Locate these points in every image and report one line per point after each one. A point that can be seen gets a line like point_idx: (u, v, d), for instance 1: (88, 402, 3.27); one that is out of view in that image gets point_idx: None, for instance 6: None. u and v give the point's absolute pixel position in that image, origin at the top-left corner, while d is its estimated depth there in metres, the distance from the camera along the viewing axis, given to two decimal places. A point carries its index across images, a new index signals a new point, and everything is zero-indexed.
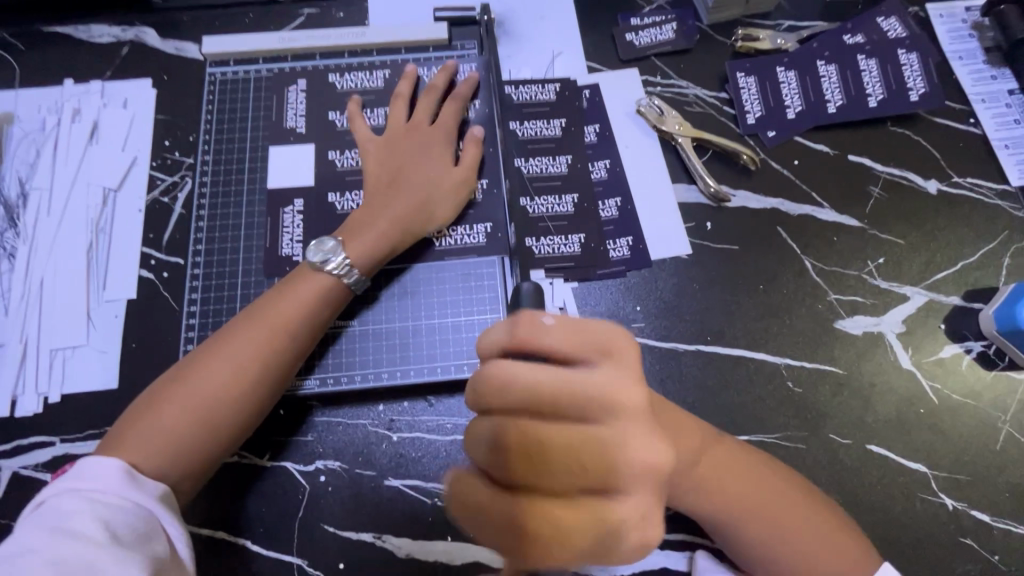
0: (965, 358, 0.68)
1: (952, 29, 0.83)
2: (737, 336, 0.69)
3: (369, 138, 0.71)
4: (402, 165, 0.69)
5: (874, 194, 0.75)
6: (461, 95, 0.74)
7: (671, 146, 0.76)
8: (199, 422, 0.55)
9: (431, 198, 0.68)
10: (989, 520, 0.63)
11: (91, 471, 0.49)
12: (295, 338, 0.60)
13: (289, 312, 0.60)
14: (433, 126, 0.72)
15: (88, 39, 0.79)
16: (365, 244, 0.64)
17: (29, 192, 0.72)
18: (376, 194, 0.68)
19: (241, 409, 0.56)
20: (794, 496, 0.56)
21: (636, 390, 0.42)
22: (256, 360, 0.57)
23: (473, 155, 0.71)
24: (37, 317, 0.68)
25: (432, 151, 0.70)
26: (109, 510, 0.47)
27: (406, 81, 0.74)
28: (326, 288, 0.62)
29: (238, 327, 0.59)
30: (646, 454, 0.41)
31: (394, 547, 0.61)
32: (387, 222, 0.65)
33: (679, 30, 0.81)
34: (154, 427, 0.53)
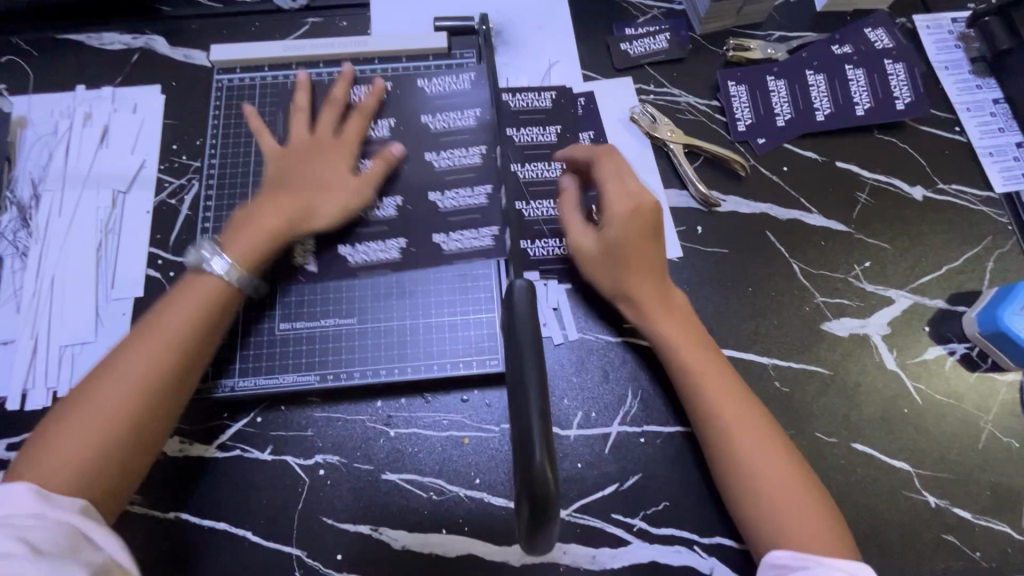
0: (949, 360, 0.70)
1: (939, 40, 0.85)
2: (726, 337, 0.71)
3: (271, 146, 0.72)
4: (299, 171, 0.69)
5: (861, 200, 0.77)
6: (367, 106, 0.74)
7: (663, 152, 0.79)
8: (100, 440, 0.54)
9: (319, 200, 0.68)
10: (970, 517, 0.64)
11: (3, 500, 0.49)
12: (187, 345, 0.59)
13: (172, 323, 0.59)
14: (338, 137, 0.72)
15: (99, 46, 0.82)
16: (245, 242, 0.64)
17: (41, 194, 0.75)
18: (266, 196, 0.67)
19: (135, 426, 0.56)
20: (785, 463, 0.59)
21: (618, 196, 0.68)
22: (148, 375, 0.57)
23: (381, 167, 0.71)
24: (48, 313, 0.70)
25: (330, 158, 0.70)
26: (27, 530, 0.48)
27: (303, 91, 0.75)
28: (213, 294, 0.62)
29: (126, 345, 0.58)
30: (614, 194, 0.68)
31: (391, 538, 0.63)
32: (269, 222, 0.65)
33: (672, 40, 0.83)
34: (54, 452, 0.53)
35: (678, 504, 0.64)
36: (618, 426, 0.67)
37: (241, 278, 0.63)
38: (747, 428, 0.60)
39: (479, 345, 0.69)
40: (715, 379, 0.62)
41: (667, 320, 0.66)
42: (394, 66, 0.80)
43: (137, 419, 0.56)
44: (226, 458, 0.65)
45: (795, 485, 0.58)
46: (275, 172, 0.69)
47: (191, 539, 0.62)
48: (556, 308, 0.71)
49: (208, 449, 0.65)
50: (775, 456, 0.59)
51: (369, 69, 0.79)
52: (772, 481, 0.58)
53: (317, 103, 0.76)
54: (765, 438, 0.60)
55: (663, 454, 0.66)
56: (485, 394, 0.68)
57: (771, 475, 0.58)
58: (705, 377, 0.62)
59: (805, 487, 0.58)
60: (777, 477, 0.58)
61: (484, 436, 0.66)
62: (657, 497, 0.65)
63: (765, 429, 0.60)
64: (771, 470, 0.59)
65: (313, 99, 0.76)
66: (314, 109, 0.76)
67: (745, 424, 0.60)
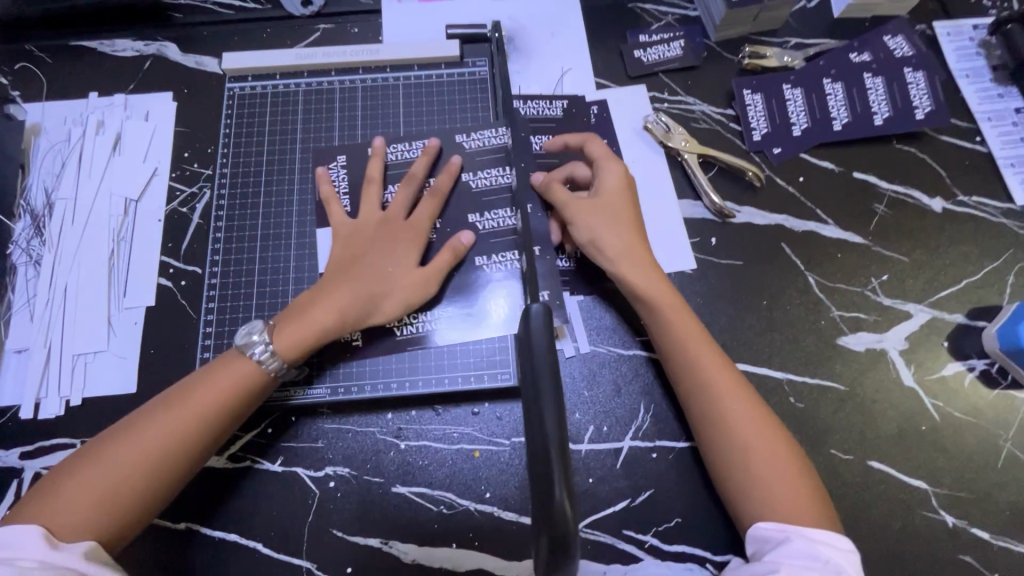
0: (968, 376, 0.69)
1: (960, 47, 0.83)
2: (740, 351, 0.70)
3: (341, 223, 0.69)
4: (363, 256, 0.66)
5: (879, 211, 0.76)
6: (437, 185, 0.71)
7: (677, 162, 0.78)
8: (104, 504, 0.53)
9: (380, 294, 0.64)
10: (989, 538, 0.63)
11: (13, 539, 0.50)
12: (209, 424, 0.58)
13: (201, 398, 0.58)
14: (406, 222, 0.68)
15: (112, 53, 0.82)
16: (297, 336, 0.62)
17: (55, 202, 0.75)
18: (328, 283, 0.64)
19: (143, 495, 0.55)
20: (784, 460, 0.59)
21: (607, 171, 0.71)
22: (166, 449, 0.56)
23: (444, 257, 0.67)
24: (61, 322, 0.70)
25: (395, 249, 0.67)
26: (34, 571, 0.48)
27: (376, 162, 0.72)
28: (247, 377, 0.60)
29: (154, 410, 0.58)
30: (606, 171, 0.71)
31: (401, 552, 0.63)
32: (325, 316, 0.62)
33: (687, 48, 0.82)
34: (59, 505, 0.52)
35: (690, 521, 0.64)
36: (630, 441, 0.66)
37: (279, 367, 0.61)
38: (734, 396, 0.61)
39: (490, 359, 0.69)
40: (698, 342, 0.64)
41: (650, 279, 0.66)
42: (406, 75, 0.80)
43: (144, 490, 0.55)
44: (236, 469, 0.65)
45: (811, 494, 0.58)
46: (340, 255, 0.67)
47: (201, 550, 0.63)
48: (568, 320, 0.70)
49: (218, 460, 0.65)
50: (788, 454, 0.59)
51: (380, 78, 0.79)
52: (783, 478, 0.58)
53: (389, 175, 0.73)
54: (763, 419, 0.61)
55: (675, 469, 0.65)
56: (496, 407, 0.67)
57: (770, 458, 0.59)
58: (688, 338, 0.64)
59: (818, 498, 0.58)
60: (781, 468, 0.58)
61: (495, 450, 0.66)
62: (668, 513, 0.64)
63: (751, 398, 0.62)
64: (785, 473, 0.58)
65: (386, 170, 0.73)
66: (385, 180, 0.73)
67: (733, 393, 0.61)
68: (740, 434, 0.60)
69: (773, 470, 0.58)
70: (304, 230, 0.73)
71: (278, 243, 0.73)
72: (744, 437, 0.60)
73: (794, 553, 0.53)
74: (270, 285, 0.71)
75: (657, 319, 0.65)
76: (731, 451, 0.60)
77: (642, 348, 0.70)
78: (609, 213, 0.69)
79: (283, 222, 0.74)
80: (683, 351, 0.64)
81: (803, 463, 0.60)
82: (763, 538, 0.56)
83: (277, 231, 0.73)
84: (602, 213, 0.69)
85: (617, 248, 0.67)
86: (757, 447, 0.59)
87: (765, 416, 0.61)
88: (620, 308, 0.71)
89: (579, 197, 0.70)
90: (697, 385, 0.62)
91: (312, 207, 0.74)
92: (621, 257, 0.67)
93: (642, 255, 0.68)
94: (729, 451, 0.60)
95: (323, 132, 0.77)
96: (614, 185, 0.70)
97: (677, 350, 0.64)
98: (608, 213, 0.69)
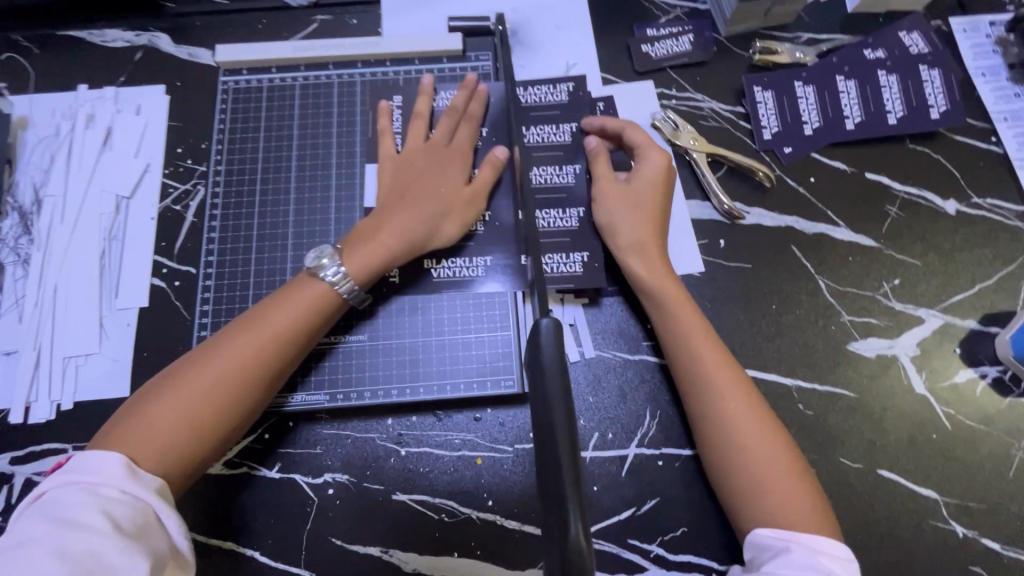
0: (980, 384, 0.67)
1: (976, 45, 0.81)
2: (748, 357, 0.68)
3: (389, 155, 0.70)
4: (417, 180, 0.67)
5: (891, 214, 0.74)
6: (474, 115, 0.72)
7: (685, 161, 0.76)
8: (191, 424, 0.53)
9: (437, 215, 0.66)
10: (1000, 549, 0.62)
11: (92, 463, 0.48)
12: (290, 344, 0.58)
13: (279, 319, 0.58)
14: (451, 148, 0.70)
15: (101, 44, 0.79)
16: (367, 256, 0.62)
17: (43, 199, 0.73)
18: (387, 208, 0.65)
19: (232, 416, 0.55)
20: (790, 471, 0.56)
21: (656, 157, 0.70)
22: (247, 371, 0.55)
23: (490, 173, 0.69)
24: (51, 324, 0.68)
25: (446, 170, 0.68)
26: (109, 503, 0.46)
27: (423, 99, 0.73)
28: (323, 297, 0.60)
29: (230, 334, 0.57)
30: (650, 159, 0.70)
31: (401, 561, 0.61)
32: (389, 235, 0.63)
33: (696, 42, 0.80)
34: (146, 426, 0.51)
35: (697, 531, 0.62)
36: (636, 449, 0.65)
37: (349, 289, 0.61)
38: (734, 395, 0.59)
39: (493, 365, 0.67)
40: (698, 338, 0.62)
41: (656, 267, 0.66)
42: (407, 69, 0.77)
43: (229, 409, 0.54)
44: (232, 474, 0.63)
45: (820, 512, 0.55)
46: (392, 183, 0.68)
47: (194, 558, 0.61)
48: (572, 324, 0.69)
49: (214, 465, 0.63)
50: (794, 470, 0.57)
51: (380, 72, 0.77)
52: (788, 492, 0.55)
53: (435, 112, 0.74)
54: (765, 428, 0.58)
55: (681, 478, 0.64)
56: (498, 413, 0.66)
57: (771, 469, 0.56)
58: (688, 329, 0.63)
59: (827, 517, 0.55)
60: (782, 481, 0.56)
61: (497, 457, 0.64)
62: (674, 522, 0.63)
63: (753, 402, 0.59)
64: (792, 489, 0.55)
65: (433, 107, 0.74)
66: (432, 116, 0.73)
67: (735, 395, 0.59)
68: (742, 446, 0.57)
69: (780, 484, 0.56)
70: (301, 230, 0.71)
71: (275, 242, 0.71)
72: (739, 440, 0.58)
73: (792, 559, 0.51)
74: (266, 287, 0.69)
75: (659, 309, 0.65)
76: (733, 462, 0.58)
77: (648, 352, 0.68)
78: (633, 200, 0.69)
79: (279, 221, 0.71)
80: (682, 343, 0.62)
81: (809, 477, 0.57)
82: (761, 546, 0.54)
83: (273, 231, 0.71)
84: (624, 199, 0.69)
85: (628, 236, 0.67)
86: (765, 461, 0.57)
87: (767, 425, 0.58)
88: (626, 311, 0.70)
89: (615, 179, 0.71)
90: (694, 381, 0.61)
91: (309, 207, 0.72)
92: (629, 244, 0.67)
93: (650, 244, 0.67)
94: (729, 462, 0.58)
95: (320, 128, 0.75)
96: (651, 175, 0.69)
97: (680, 344, 0.62)
98: (629, 200, 0.69)
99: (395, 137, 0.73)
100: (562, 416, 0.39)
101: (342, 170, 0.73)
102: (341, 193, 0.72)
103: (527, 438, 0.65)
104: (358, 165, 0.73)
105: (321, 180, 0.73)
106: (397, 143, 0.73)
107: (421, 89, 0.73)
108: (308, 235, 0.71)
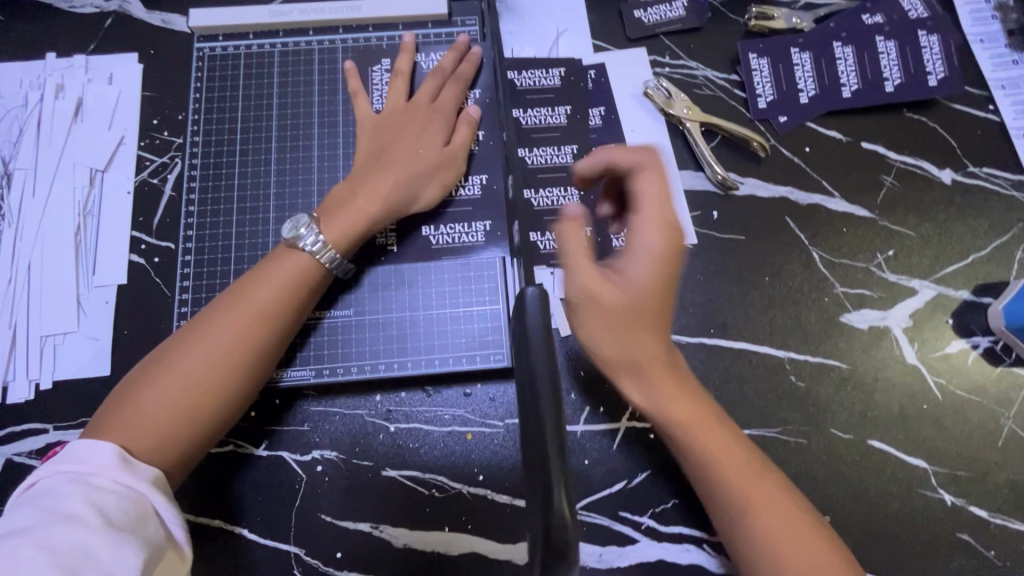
0: (971, 354, 0.67)
1: (976, 10, 0.79)
2: (741, 329, 0.68)
3: (367, 116, 0.68)
4: (393, 141, 0.65)
5: (886, 184, 0.73)
6: (462, 76, 0.71)
7: (679, 130, 0.74)
8: (186, 409, 0.52)
9: (416, 177, 0.64)
10: (987, 516, 0.63)
11: (81, 454, 0.47)
12: (281, 320, 0.57)
13: (264, 297, 0.56)
14: (431, 107, 0.68)
15: (69, 9, 0.75)
16: (345, 224, 0.60)
17: (13, 173, 0.70)
18: (363, 172, 0.64)
19: (225, 396, 0.54)
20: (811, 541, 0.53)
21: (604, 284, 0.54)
22: (236, 350, 0.54)
23: (468, 132, 0.68)
24: (27, 302, 0.66)
25: (426, 131, 0.66)
26: (100, 494, 0.45)
27: (405, 57, 0.71)
28: (306, 270, 0.59)
29: (214, 313, 0.55)
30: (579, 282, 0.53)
31: (392, 536, 0.61)
32: (365, 198, 0.62)
33: (690, 7, 0.77)
34: (139, 416, 0.50)
35: (688, 503, 0.62)
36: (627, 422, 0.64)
37: (333, 259, 0.60)
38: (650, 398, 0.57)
39: (482, 339, 0.66)
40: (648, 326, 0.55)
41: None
42: (391, 35, 0.74)
43: (223, 391, 0.53)
44: (217, 452, 0.62)
45: (820, 544, 0.52)
46: (369, 142, 0.66)
47: None
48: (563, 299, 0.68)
49: None
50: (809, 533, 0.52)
51: (362, 39, 0.74)
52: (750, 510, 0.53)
53: (418, 72, 0.72)
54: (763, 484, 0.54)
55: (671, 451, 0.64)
56: (488, 388, 0.65)
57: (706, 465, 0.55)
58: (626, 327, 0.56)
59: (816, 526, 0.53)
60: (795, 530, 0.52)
61: (488, 432, 0.64)
62: (665, 494, 0.63)
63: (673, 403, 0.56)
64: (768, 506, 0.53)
65: (416, 66, 0.72)
66: (413, 76, 0.72)
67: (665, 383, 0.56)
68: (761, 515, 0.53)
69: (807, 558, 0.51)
70: (282, 203, 0.69)
71: (257, 216, 0.68)
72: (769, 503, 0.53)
73: None
74: (248, 261, 0.67)
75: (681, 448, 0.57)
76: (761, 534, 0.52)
77: None
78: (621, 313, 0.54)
79: (260, 195, 0.69)
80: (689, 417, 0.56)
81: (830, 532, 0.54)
82: None
83: (255, 205, 0.69)
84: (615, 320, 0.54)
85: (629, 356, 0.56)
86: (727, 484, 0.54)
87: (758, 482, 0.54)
88: None
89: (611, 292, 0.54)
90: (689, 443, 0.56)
91: (290, 180, 0.69)
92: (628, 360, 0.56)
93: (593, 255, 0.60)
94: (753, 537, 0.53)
95: (301, 99, 0.72)
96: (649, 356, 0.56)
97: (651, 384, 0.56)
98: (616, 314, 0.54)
99: (371, 96, 0.71)
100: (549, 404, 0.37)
101: (324, 142, 0.71)
102: (323, 164, 0.70)
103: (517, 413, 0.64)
104: (340, 136, 0.71)
105: (302, 152, 0.70)
106: (374, 104, 0.71)
107: (402, 47, 0.72)
108: (293, 208, 0.69)
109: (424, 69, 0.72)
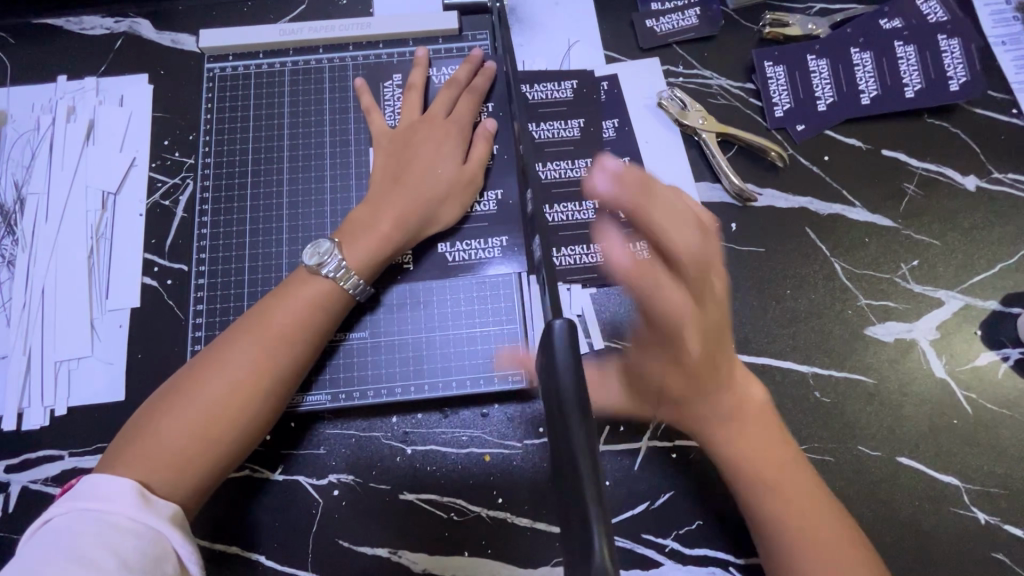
0: (1002, 366, 0.65)
1: (996, 12, 0.77)
2: (763, 345, 0.66)
3: (382, 132, 0.68)
4: (411, 160, 0.65)
5: (909, 192, 0.71)
6: (477, 89, 0.70)
7: (694, 141, 0.72)
8: (203, 438, 0.51)
9: (434, 198, 0.64)
10: (1022, 535, 0.61)
11: (98, 490, 0.47)
12: (298, 346, 0.56)
13: (284, 321, 0.55)
14: (447, 122, 0.67)
15: (80, 32, 0.75)
16: (366, 250, 0.60)
17: (26, 197, 0.70)
18: (382, 192, 0.63)
19: (243, 425, 0.53)
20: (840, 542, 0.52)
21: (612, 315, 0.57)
22: (255, 377, 0.53)
23: (484, 148, 0.68)
24: (41, 327, 0.66)
25: (443, 148, 0.66)
26: (117, 533, 0.44)
27: (418, 71, 0.71)
28: (327, 295, 0.58)
29: (233, 339, 0.55)
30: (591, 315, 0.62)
31: (411, 562, 0.60)
32: (386, 219, 0.61)
33: (703, 15, 0.76)
34: (157, 448, 0.49)
35: (711, 524, 0.61)
36: (648, 441, 0.63)
37: (357, 285, 0.60)
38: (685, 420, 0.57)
39: (499, 360, 0.65)
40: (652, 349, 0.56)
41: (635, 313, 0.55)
42: (401, 51, 0.73)
43: (240, 419, 0.53)
44: (234, 478, 0.62)
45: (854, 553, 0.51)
46: (387, 162, 0.65)
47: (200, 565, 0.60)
48: (581, 315, 0.67)
49: None
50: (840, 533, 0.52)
51: (372, 55, 0.73)
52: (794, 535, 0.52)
53: (433, 86, 0.72)
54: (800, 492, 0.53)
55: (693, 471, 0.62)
56: (506, 408, 0.64)
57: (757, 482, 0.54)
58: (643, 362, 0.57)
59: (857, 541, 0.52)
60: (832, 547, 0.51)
61: (507, 453, 0.62)
62: (689, 516, 0.61)
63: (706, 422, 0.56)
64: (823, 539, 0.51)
65: (429, 79, 0.72)
66: (427, 90, 0.71)
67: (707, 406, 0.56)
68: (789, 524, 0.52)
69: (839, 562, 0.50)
70: (295, 223, 0.68)
71: (270, 236, 0.68)
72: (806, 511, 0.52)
73: None
74: (262, 283, 0.67)
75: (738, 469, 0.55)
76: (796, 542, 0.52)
77: None
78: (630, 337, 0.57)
79: (272, 215, 0.68)
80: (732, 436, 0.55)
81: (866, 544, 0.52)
82: None
83: (267, 226, 0.68)
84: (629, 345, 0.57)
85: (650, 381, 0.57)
86: (792, 502, 0.53)
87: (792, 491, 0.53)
88: None
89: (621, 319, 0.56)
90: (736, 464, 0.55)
91: (303, 199, 0.69)
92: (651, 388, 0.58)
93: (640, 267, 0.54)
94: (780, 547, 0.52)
95: (312, 117, 0.71)
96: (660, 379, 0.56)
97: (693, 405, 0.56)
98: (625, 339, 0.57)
99: (383, 111, 0.71)
100: (576, 417, 0.35)
101: (336, 160, 0.70)
102: (335, 183, 0.69)
103: (536, 434, 0.63)
104: (352, 154, 0.70)
105: (313, 171, 0.70)
106: (387, 120, 0.71)
107: (415, 61, 0.71)
108: (306, 227, 0.68)
109: (436, 83, 0.72)
